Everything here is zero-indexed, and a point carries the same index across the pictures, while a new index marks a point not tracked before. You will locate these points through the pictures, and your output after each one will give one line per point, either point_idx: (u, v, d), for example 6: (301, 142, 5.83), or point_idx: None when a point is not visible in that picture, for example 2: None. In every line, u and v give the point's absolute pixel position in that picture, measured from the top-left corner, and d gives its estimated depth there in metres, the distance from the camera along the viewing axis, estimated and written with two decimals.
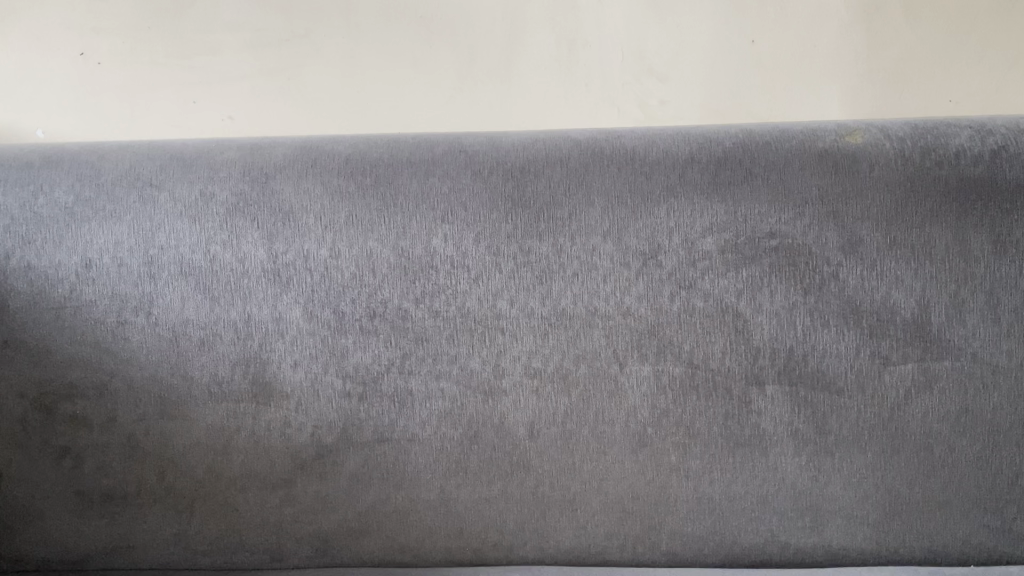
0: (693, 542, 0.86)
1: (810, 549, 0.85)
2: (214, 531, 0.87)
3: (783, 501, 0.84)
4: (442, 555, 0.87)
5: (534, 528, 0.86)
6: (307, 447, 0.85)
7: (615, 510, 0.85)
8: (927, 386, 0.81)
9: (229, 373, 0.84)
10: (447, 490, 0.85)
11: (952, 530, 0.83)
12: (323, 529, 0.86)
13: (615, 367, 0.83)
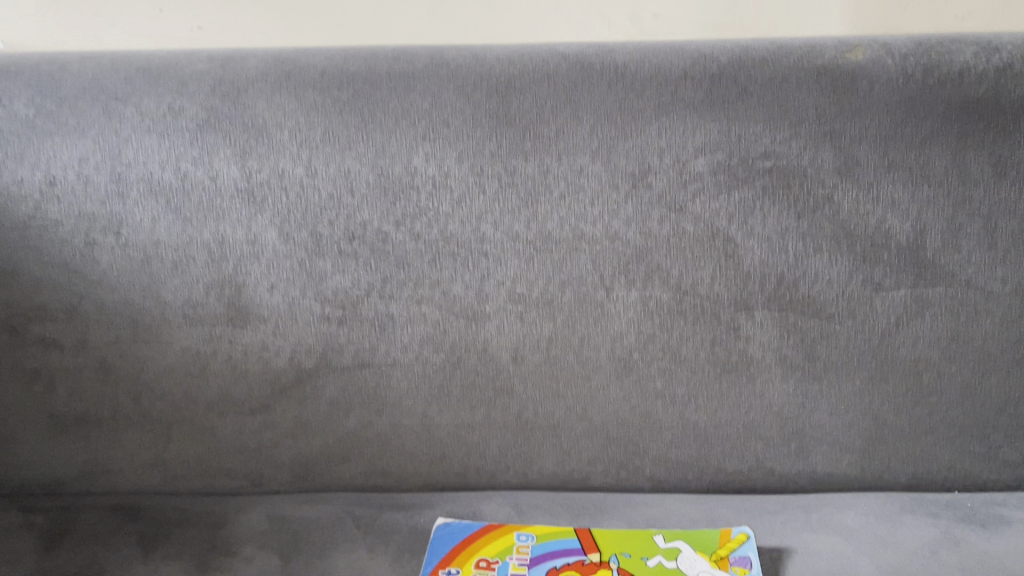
0: (677, 468, 0.85)
1: (793, 474, 0.85)
2: (193, 456, 0.86)
3: (768, 427, 0.83)
4: (424, 479, 0.87)
5: (517, 453, 0.85)
6: (286, 372, 0.83)
7: (599, 435, 0.84)
8: (919, 312, 0.80)
9: (203, 296, 0.81)
10: (430, 416, 0.84)
11: (936, 455, 0.83)
12: (304, 455, 0.85)
13: (602, 292, 0.80)
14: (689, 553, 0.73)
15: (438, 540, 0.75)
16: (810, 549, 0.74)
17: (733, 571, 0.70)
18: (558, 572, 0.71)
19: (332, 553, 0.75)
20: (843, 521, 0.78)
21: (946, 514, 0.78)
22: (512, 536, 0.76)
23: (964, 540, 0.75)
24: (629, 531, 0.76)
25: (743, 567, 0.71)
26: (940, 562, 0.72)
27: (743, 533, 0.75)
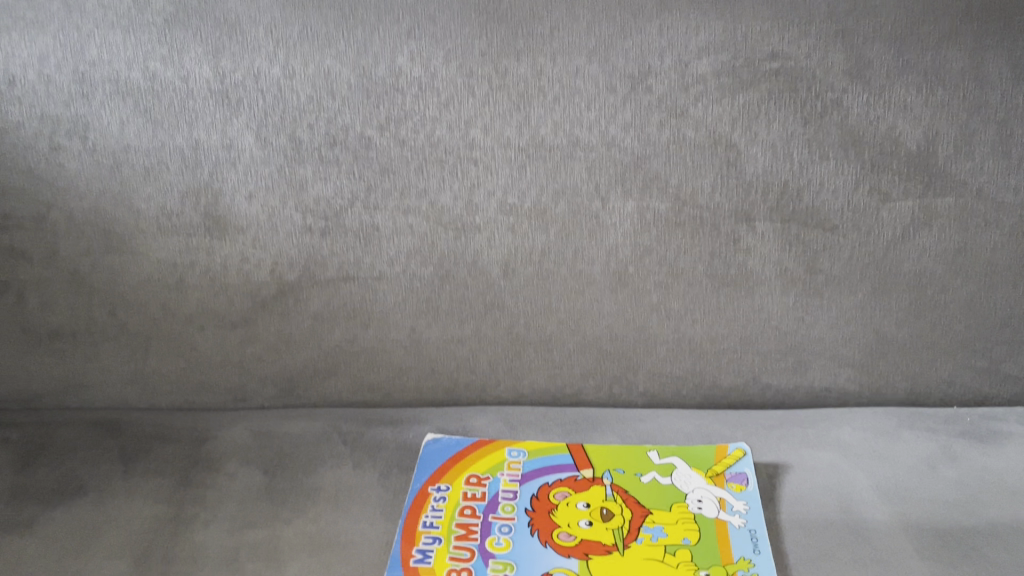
0: (671, 383, 0.83)
1: (789, 389, 0.83)
2: (174, 371, 0.83)
3: (766, 342, 0.81)
4: (412, 395, 0.85)
5: (508, 369, 0.83)
6: (267, 285, 0.79)
7: (592, 350, 0.82)
8: (926, 224, 0.76)
9: (178, 205, 0.77)
10: (418, 330, 0.81)
11: (936, 371, 0.82)
12: (288, 370, 0.83)
13: (597, 203, 0.77)
14: (684, 470, 0.72)
15: (427, 456, 0.74)
16: (806, 465, 0.73)
17: (728, 488, 0.69)
18: (550, 488, 0.69)
19: (318, 470, 0.73)
20: (841, 436, 0.76)
21: (945, 429, 0.77)
22: (503, 452, 0.74)
23: (963, 455, 0.73)
24: (623, 447, 0.75)
25: (738, 484, 0.70)
26: (938, 478, 0.71)
27: (739, 450, 0.74)
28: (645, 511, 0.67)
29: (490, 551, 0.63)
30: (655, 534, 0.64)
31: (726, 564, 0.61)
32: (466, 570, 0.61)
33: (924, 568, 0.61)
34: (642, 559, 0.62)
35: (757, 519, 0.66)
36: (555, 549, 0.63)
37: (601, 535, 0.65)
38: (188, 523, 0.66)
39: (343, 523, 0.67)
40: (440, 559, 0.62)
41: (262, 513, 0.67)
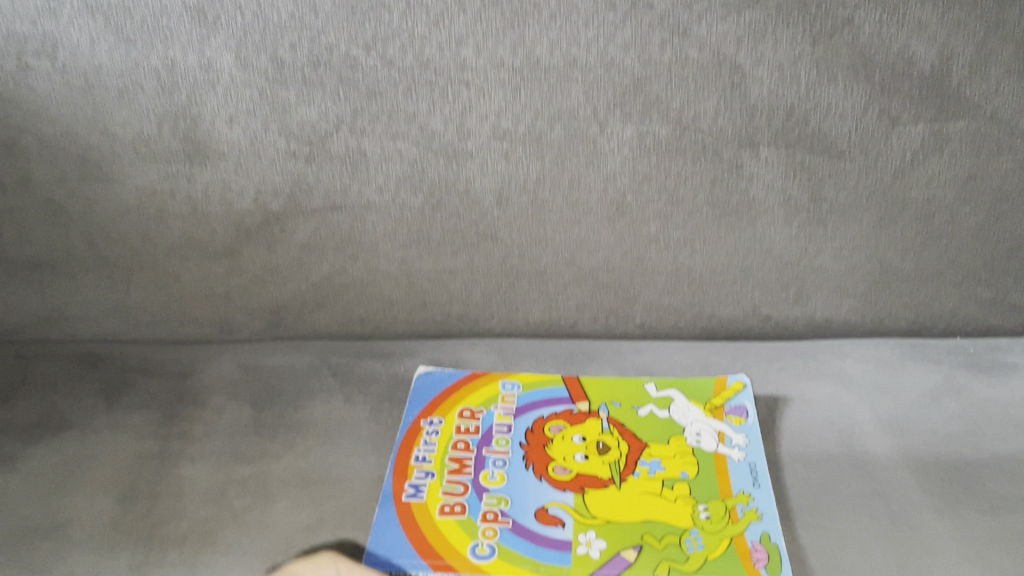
0: (669, 314, 0.81)
1: (790, 320, 0.81)
2: (159, 302, 0.81)
3: (767, 272, 0.78)
4: (404, 327, 0.83)
5: (502, 301, 0.81)
6: (251, 214, 0.76)
7: (588, 281, 0.79)
8: (936, 148, 0.72)
9: (156, 130, 0.72)
10: (409, 261, 0.78)
11: (940, 301, 0.80)
12: (276, 301, 0.81)
13: (595, 128, 0.72)
14: (682, 403, 0.70)
15: (419, 390, 0.72)
16: (807, 398, 0.71)
17: (727, 422, 0.67)
18: (546, 421, 0.68)
19: (307, 403, 0.71)
20: (842, 368, 0.75)
21: (949, 360, 0.75)
22: (496, 385, 0.72)
23: (967, 387, 0.72)
24: (619, 379, 0.73)
25: (738, 417, 0.68)
26: (941, 410, 0.69)
27: (739, 382, 0.72)
28: (642, 445, 0.65)
29: (484, 486, 0.62)
30: (652, 468, 0.63)
31: (726, 498, 0.60)
32: (459, 505, 0.60)
33: (927, 501, 0.60)
34: (639, 493, 0.61)
35: (757, 453, 0.64)
36: (551, 483, 0.62)
37: (597, 469, 0.63)
38: (175, 458, 0.65)
39: (333, 458, 0.65)
40: (433, 495, 0.61)
41: (250, 448, 0.66)
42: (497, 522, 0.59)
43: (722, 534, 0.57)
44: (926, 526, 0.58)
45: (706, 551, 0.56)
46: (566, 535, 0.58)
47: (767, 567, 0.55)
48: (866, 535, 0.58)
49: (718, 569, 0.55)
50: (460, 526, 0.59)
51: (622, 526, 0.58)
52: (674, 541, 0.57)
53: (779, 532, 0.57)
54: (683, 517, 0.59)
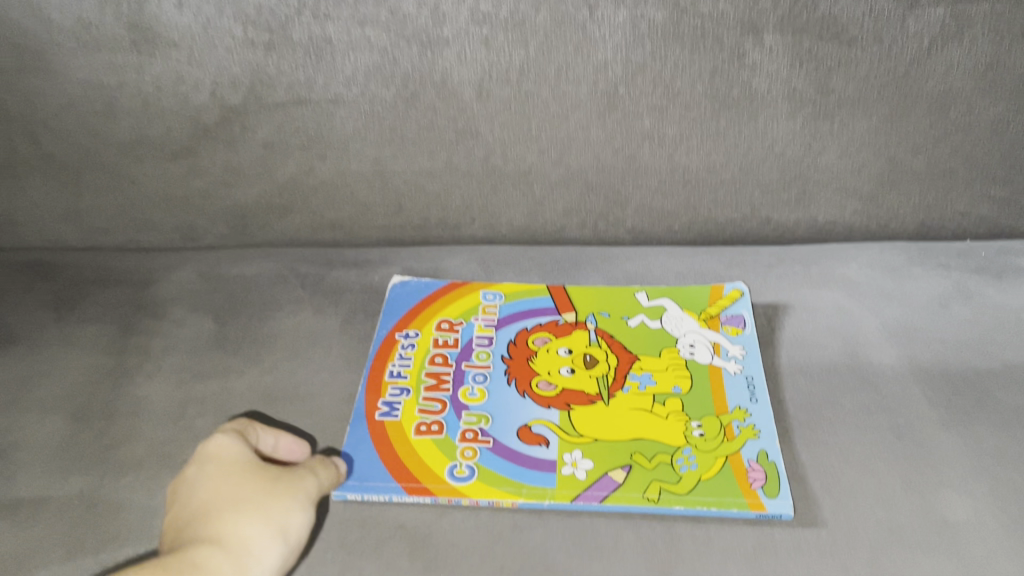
0: (662, 218, 0.76)
1: (791, 223, 0.76)
2: (114, 207, 0.75)
3: (769, 172, 0.72)
4: (379, 233, 0.77)
5: (483, 205, 0.75)
6: (208, 110, 0.69)
7: (577, 183, 0.73)
8: (957, 34, 0.65)
9: (98, 15, 0.64)
10: (382, 162, 0.72)
11: (951, 202, 0.74)
12: (239, 205, 0.75)
13: (584, 12, 0.64)
14: (675, 313, 0.66)
15: (394, 301, 0.67)
16: (808, 307, 0.67)
17: (723, 332, 0.63)
18: (529, 334, 0.63)
19: (274, 316, 0.66)
20: (846, 274, 0.70)
21: (959, 264, 0.70)
22: (477, 295, 0.67)
23: (977, 293, 0.67)
24: (608, 288, 0.68)
25: (734, 327, 0.64)
26: (950, 318, 0.65)
27: (736, 290, 0.67)
28: (631, 357, 0.61)
29: (463, 403, 0.58)
30: (643, 382, 0.59)
31: (721, 414, 0.57)
32: (437, 424, 0.56)
33: (934, 415, 0.56)
34: (629, 409, 0.57)
35: (754, 365, 0.60)
36: (535, 400, 0.58)
37: (584, 384, 0.59)
38: (131, 375, 0.60)
39: (302, 374, 0.61)
40: (408, 413, 0.57)
41: (212, 363, 0.62)
42: (476, 441, 0.55)
43: (717, 453, 0.54)
44: (932, 442, 0.55)
45: (700, 471, 0.53)
46: (550, 455, 0.54)
47: (764, 487, 0.52)
48: (869, 452, 0.54)
49: (711, 490, 0.52)
50: (437, 446, 0.55)
51: (611, 445, 0.55)
52: (665, 461, 0.53)
53: (778, 451, 0.54)
54: (676, 435, 0.55)
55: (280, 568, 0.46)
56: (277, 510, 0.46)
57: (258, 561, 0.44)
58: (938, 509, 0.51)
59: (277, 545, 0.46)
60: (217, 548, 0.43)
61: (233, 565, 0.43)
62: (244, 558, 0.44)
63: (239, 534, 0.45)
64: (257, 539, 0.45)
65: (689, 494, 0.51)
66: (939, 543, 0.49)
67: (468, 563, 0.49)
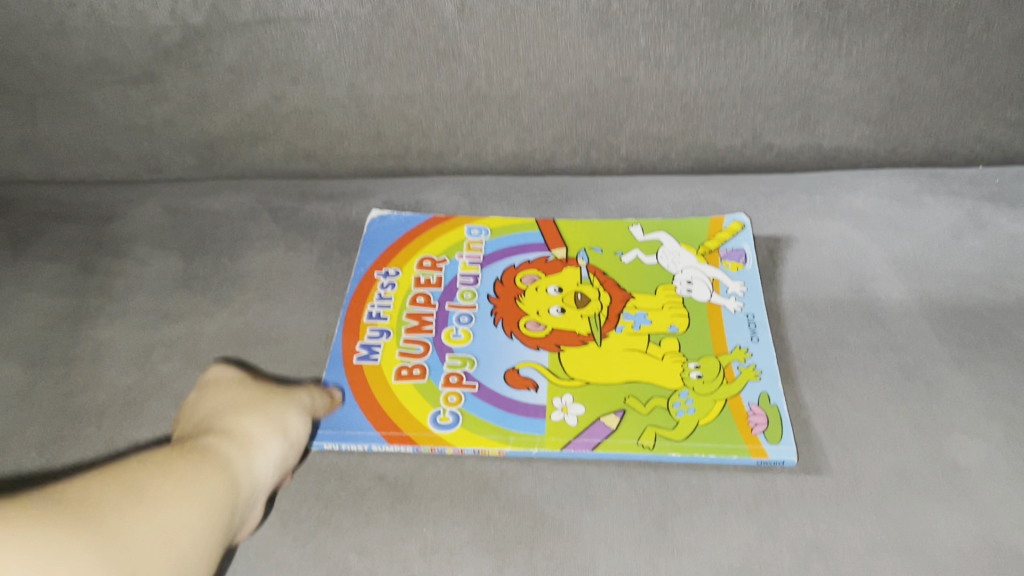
0: (658, 145, 0.71)
1: (794, 149, 0.71)
2: (73, 137, 0.69)
3: (773, 95, 0.68)
4: (357, 163, 0.72)
5: (467, 132, 0.70)
6: (169, 30, 0.63)
7: (567, 108, 0.68)
8: None
9: None
10: (358, 87, 0.67)
11: (965, 126, 0.70)
12: (207, 135, 0.70)
13: None
14: (671, 248, 0.62)
15: (372, 238, 0.63)
16: (813, 239, 0.63)
17: (723, 268, 0.60)
18: (517, 271, 0.60)
19: (245, 253, 0.62)
20: (853, 204, 0.66)
21: (971, 192, 0.67)
22: (461, 230, 0.63)
23: (991, 223, 0.64)
24: (600, 221, 0.64)
25: (734, 262, 0.60)
26: (963, 250, 0.61)
27: (737, 223, 0.64)
28: (625, 295, 0.58)
29: (447, 345, 0.54)
30: (637, 321, 0.56)
31: (720, 354, 0.54)
32: (419, 367, 0.53)
33: (945, 353, 0.53)
34: (623, 350, 0.54)
35: (756, 303, 0.57)
36: (523, 341, 0.55)
37: (575, 324, 0.56)
38: (93, 317, 0.57)
39: (275, 316, 0.57)
40: (388, 356, 0.54)
41: (179, 305, 0.58)
42: (461, 386, 0.52)
43: (716, 396, 0.51)
44: (943, 382, 0.52)
45: (697, 415, 0.50)
46: (539, 400, 0.51)
47: (765, 433, 0.49)
48: (877, 392, 0.51)
49: (710, 436, 0.49)
50: (419, 391, 0.52)
51: (604, 388, 0.52)
52: (661, 405, 0.50)
53: (780, 394, 0.51)
54: (672, 376, 0.52)
55: (285, 463, 0.47)
56: (280, 411, 0.48)
57: (263, 450, 0.46)
58: (949, 453, 0.48)
59: (280, 439, 0.47)
60: (224, 437, 0.45)
61: (240, 450, 0.45)
62: (249, 446, 0.45)
63: (241, 427, 0.46)
64: (260, 431, 0.46)
65: (687, 440, 0.49)
66: (949, 489, 0.47)
67: (452, 515, 0.46)
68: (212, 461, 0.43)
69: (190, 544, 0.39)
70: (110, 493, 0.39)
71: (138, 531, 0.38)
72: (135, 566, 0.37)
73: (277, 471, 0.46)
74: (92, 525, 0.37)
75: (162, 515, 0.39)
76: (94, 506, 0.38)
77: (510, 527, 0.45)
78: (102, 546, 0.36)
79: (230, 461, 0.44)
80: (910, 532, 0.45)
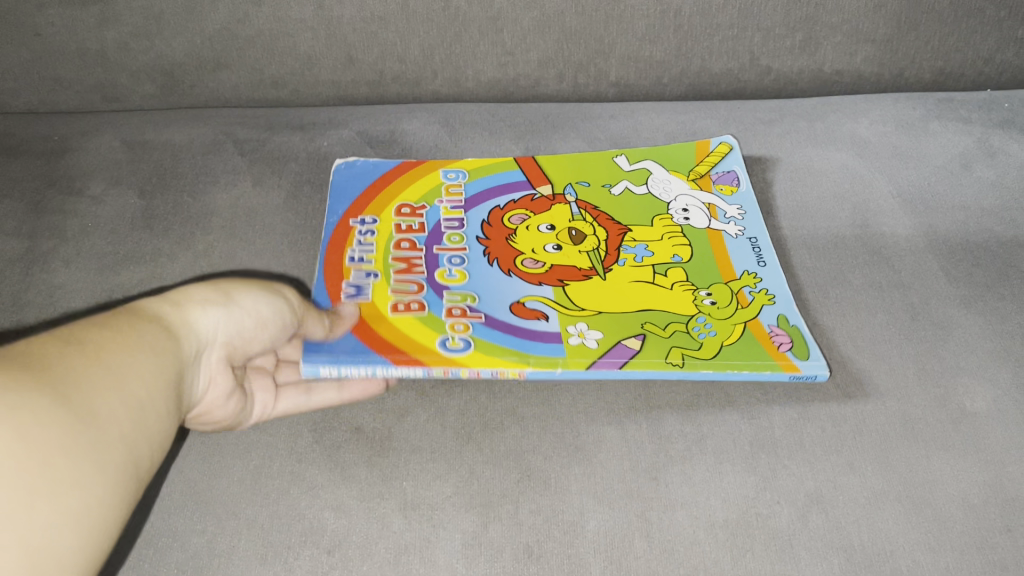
0: (650, 71, 0.66)
1: (794, 75, 0.67)
2: (17, 66, 0.63)
3: (771, 14, 0.63)
4: (328, 93, 0.67)
5: (446, 57, 0.65)
6: None
7: (552, 29, 0.64)
8: None
9: None
10: (327, 7, 0.62)
11: (975, 47, 0.66)
12: (165, 60, 0.64)
13: None
14: (660, 176, 0.58)
15: (339, 189, 0.57)
16: (813, 170, 0.59)
17: (717, 193, 0.57)
18: (502, 213, 0.56)
19: (208, 190, 0.58)
20: (856, 132, 0.62)
21: (980, 118, 0.63)
22: (436, 174, 0.59)
23: (1002, 151, 0.60)
24: (581, 153, 0.60)
25: (728, 186, 0.57)
26: (972, 180, 0.58)
27: (725, 145, 0.60)
28: (621, 229, 0.55)
29: (442, 284, 0.51)
30: (638, 254, 0.53)
31: (729, 281, 0.51)
32: (417, 302, 0.50)
33: (952, 292, 0.51)
34: (629, 282, 0.51)
35: (756, 225, 0.55)
36: (523, 278, 0.51)
37: (574, 260, 0.53)
38: (45, 261, 0.53)
39: (242, 257, 0.54)
40: (381, 295, 0.50)
41: (139, 246, 0.54)
42: (467, 317, 0.49)
43: (735, 320, 0.49)
44: (950, 322, 0.49)
45: (720, 337, 0.47)
46: (553, 328, 0.48)
47: (792, 349, 0.47)
48: (881, 334, 0.49)
49: (737, 355, 0.47)
50: (423, 323, 0.48)
51: (616, 316, 0.49)
52: (681, 329, 0.48)
53: (798, 314, 0.49)
54: (685, 304, 0.49)
55: (228, 335, 0.41)
56: (226, 281, 0.43)
57: (204, 314, 0.40)
58: (956, 398, 0.46)
59: (224, 309, 0.41)
60: (158, 298, 0.40)
61: (174, 308, 0.40)
62: (187, 308, 0.40)
63: (184, 291, 0.41)
64: (200, 296, 0.41)
65: (716, 358, 0.46)
66: (957, 436, 0.44)
67: (433, 469, 0.43)
68: (146, 317, 0.38)
69: (150, 393, 0.35)
70: (52, 346, 0.33)
71: (92, 377, 0.33)
72: (102, 415, 0.32)
73: (217, 339, 0.41)
74: (45, 372, 0.32)
75: (109, 363, 0.34)
76: (39, 357, 0.32)
77: (495, 482, 0.43)
78: (61, 395, 0.31)
79: (160, 317, 0.39)
80: (916, 483, 0.43)
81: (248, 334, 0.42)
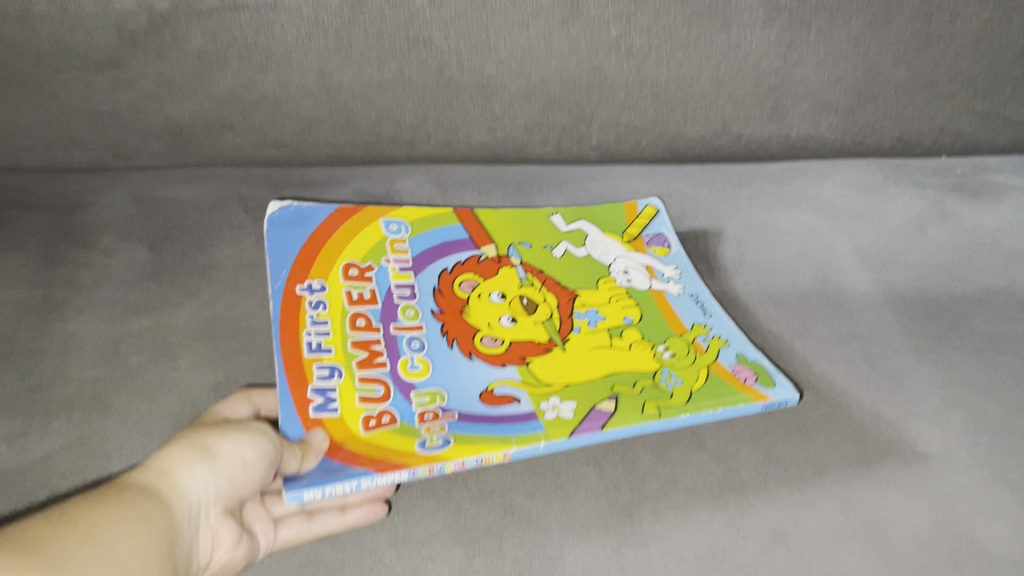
0: (629, 135, 0.71)
1: (763, 139, 0.72)
2: (30, 126, 0.66)
3: (742, 84, 0.68)
4: (327, 153, 0.71)
5: (438, 120, 0.69)
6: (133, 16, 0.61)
7: (538, 96, 0.68)
8: None
9: None
10: (327, 75, 0.65)
11: (930, 117, 0.71)
12: (173, 122, 0.67)
13: None
14: (596, 237, 0.63)
15: (277, 249, 0.57)
16: (779, 230, 0.64)
17: (652, 254, 0.62)
18: (454, 278, 0.58)
19: (214, 244, 0.62)
20: (819, 195, 0.67)
21: (933, 182, 0.69)
22: (378, 226, 0.61)
23: (954, 213, 0.65)
24: (515, 211, 0.64)
25: (660, 248, 0.62)
26: (926, 240, 0.63)
27: (651, 208, 0.65)
28: (571, 294, 0.58)
29: (407, 382, 0.50)
30: (591, 319, 0.56)
31: (682, 334, 0.55)
32: (386, 415, 0.48)
33: (907, 343, 0.55)
34: (591, 350, 0.54)
35: (693, 283, 0.59)
36: (486, 361, 0.52)
37: (530, 332, 0.55)
38: (58, 309, 0.56)
39: (246, 306, 0.57)
40: (347, 404, 0.48)
41: (147, 296, 0.57)
42: (439, 420, 0.48)
43: (696, 366, 0.53)
44: (905, 370, 0.53)
45: (687, 385, 0.51)
46: (525, 408, 0.49)
47: (758, 381, 0.51)
48: (840, 382, 0.53)
49: (706, 395, 0.50)
50: (396, 435, 0.47)
51: (584, 385, 0.51)
52: (648, 384, 0.51)
53: (753, 350, 0.53)
54: (646, 362, 0.53)
55: (217, 485, 0.44)
56: (204, 430, 0.45)
57: (188, 473, 0.42)
58: (908, 441, 0.49)
59: (207, 462, 0.43)
60: (141, 468, 0.42)
61: (158, 476, 0.42)
62: (171, 471, 0.42)
63: (165, 455, 0.43)
64: (180, 456, 0.43)
65: (689, 403, 0.50)
66: (910, 476, 0.48)
67: (422, 506, 0.46)
68: (133, 488, 0.40)
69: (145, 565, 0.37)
70: (47, 530, 0.35)
71: (88, 556, 0.35)
72: None
73: (206, 493, 0.43)
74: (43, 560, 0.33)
75: (105, 540, 0.36)
76: (35, 546, 0.34)
77: (480, 518, 0.46)
78: None
79: (147, 487, 0.41)
80: (871, 520, 0.46)
81: (237, 478, 0.44)
